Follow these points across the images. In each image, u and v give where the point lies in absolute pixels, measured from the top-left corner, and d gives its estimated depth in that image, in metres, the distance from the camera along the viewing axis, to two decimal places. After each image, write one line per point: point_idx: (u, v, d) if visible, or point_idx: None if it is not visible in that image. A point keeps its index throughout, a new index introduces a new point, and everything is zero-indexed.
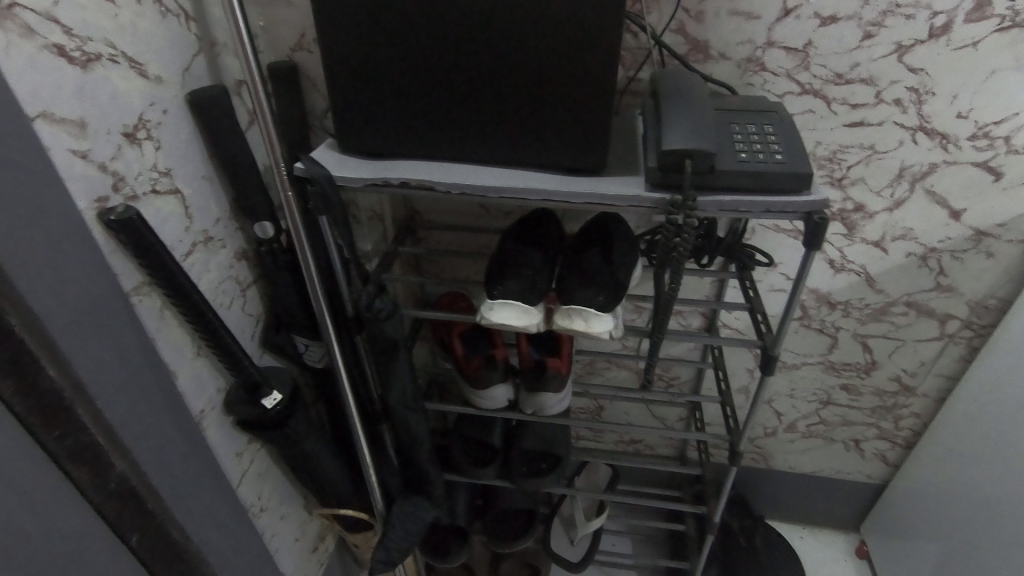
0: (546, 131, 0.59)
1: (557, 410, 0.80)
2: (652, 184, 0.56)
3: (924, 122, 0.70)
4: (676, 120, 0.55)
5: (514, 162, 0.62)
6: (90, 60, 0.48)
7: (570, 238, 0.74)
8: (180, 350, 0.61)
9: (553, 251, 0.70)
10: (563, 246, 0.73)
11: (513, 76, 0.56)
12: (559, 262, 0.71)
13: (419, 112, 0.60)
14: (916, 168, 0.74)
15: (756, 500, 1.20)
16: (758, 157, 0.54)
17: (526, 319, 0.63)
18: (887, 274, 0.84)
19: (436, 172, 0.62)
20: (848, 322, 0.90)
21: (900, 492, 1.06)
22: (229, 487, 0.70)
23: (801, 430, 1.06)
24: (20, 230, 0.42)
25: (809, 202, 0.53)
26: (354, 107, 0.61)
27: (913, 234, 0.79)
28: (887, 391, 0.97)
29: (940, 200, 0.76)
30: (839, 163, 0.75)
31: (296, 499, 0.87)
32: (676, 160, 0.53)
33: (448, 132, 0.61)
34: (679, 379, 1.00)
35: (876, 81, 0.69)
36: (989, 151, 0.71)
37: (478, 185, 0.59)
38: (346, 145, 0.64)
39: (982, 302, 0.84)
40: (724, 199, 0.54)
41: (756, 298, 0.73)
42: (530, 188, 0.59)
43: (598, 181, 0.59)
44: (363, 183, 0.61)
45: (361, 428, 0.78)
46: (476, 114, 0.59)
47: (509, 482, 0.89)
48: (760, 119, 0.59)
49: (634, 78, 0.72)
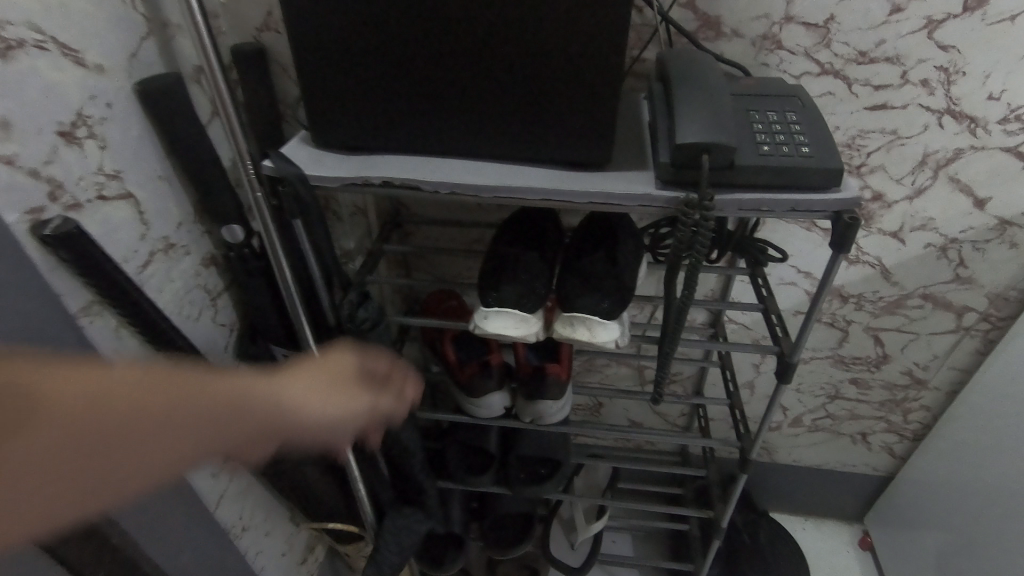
0: (545, 123, 0.53)
1: (556, 418, 0.75)
2: (663, 180, 0.51)
3: (953, 104, 0.65)
4: (691, 110, 0.49)
5: (509, 155, 0.56)
6: (11, 47, 0.40)
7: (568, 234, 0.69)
8: None
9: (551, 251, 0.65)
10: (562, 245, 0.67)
11: (508, 58, 0.50)
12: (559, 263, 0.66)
13: (401, 102, 0.54)
14: (941, 154, 0.68)
15: (758, 493, 1.17)
16: (783, 149, 0.48)
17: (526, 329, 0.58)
18: (902, 266, 0.79)
19: (422, 169, 0.56)
20: (860, 315, 0.86)
21: (906, 485, 1.04)
22: (205, 512, 0.65)
23: (807, 424, 1.03)
24: None
25: (839, 200, 0.47)
26: (329, 95, 0.54)
27: (934, 225, 0.74)
28: (898, 384, 0.93)
29: (965, 187, 0.71)
30: (859, 149, 0.69)
31: (282, 512, 0.83)
32: (692, 154, 0.48)
33: (435, 124, 0.55)
34: (681, 376, 0.95)
35: (902, 60, 0.63)
36: (1021, 135, 0.65)
37: (469, 183, 0.53)
38: (322, 139, 0.58)
39: (1002, 294, 0.79)
40: (745, 197, 0.48)
41: (769, 296, 0.68)
42: (526, 187, 0.53)
43: (603, 177, 0.54)
44: (341, 182, 0.55)
45: (347, 441, 0.74)
46: (465, 104, 0.53)
47: (507, 489, 0.84)
48: (782, 105, 0.53)
49: (639, 59, 0.65)
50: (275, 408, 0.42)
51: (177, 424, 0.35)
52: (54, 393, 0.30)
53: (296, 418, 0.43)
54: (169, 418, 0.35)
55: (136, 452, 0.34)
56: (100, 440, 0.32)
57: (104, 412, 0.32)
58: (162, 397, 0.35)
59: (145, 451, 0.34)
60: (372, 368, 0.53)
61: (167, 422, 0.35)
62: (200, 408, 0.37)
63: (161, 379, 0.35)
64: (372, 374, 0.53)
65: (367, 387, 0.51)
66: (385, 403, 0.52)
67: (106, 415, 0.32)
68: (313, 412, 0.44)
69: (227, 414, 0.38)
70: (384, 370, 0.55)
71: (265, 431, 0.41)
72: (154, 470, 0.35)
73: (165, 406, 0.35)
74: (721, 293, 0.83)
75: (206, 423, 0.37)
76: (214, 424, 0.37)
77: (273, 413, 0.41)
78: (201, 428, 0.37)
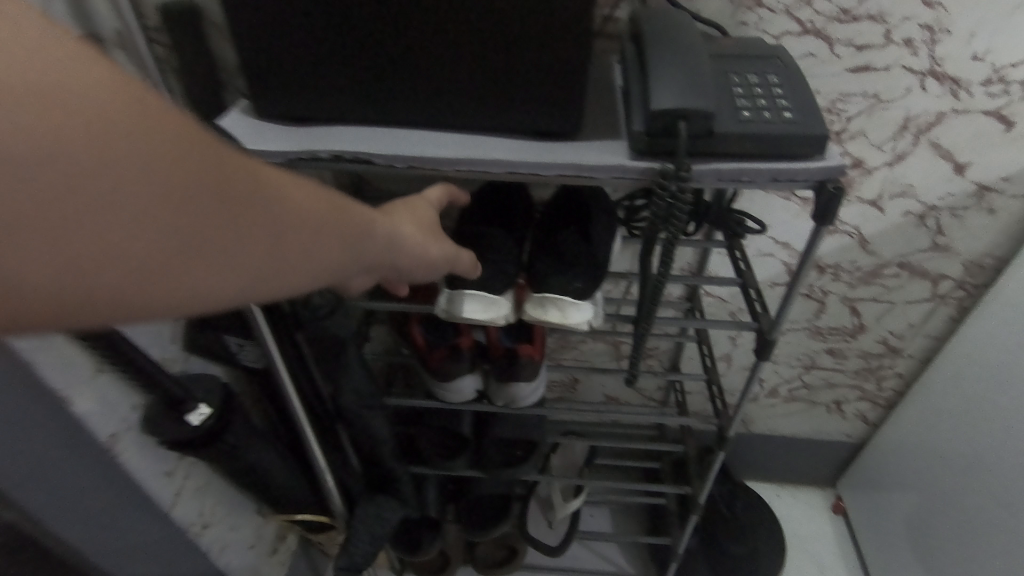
0: (509, 88, 0.48)
1: (530, 400, 0.73)
2: (637, 150, 0.47)
3: (936, 65, 0.62)
4: (666, 73, 0.45)
5: (472, 125, 0.52)
6: None
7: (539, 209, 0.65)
8: (74, 369, 0.50)
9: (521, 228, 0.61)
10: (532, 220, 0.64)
11: (467, 15, 0.45)
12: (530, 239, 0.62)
13: (349, 66, 0.49)
14: (922, 118, 0.66)
15: (735, 463, 1.18)
16: (765, 115, 0.45)
17: (495, 313, 0.55)
18: (881, 235, 0.77)
19: (376, 141, 0.51)
20: (837, 286, 0.84)
21: (878, 451, 1.05)
22: (158, 511, 0.61)
23: (783, 394, 1.03)
24: None
25: (822, 169, 0.44)
26: (270, 60, 0.49)
27: (913, 192, 0.72)
28: (873, 353, 0.93)
29: (946, 152, 0.68)
30: (839, 114, 0.66)
31: (247, 505, 0.79)
32: (668, 121, 0.44)
33: (388, 90, 0.50)
34: (658, 351, 0.94)
35: (886, 18, 0.59)
36: (1003, 97, 0.63)
37: (429, 156, 0.49)
38: (264, 109, 0.52)
39: (978, 261, 0.78)
40: (724, 167, 0.45)
41: (747, 270, 0.66)
42: (490, 159, 0.49)
43: (574, 148, 0.50)
44: (287, 156, 0.50)
45: (311, 432, 0.70)
46: (421, 68, 0.48)
47: (482, 473, 0.82)
48: (762, 66, 0.49)
49: (611, 18, 0.61)
50: (373, 232, 0.37)
51: (297, 228, 0.31)
52: (176, 153, 0.26)
53: (387, 244, 0.39)
54: (287, 220, 0.30)
55: (255, 238, 0.29)
56: (223, 216, 0.27)
57: (233, 193, 0.28)
58: (279, 188, 0.30)
59: (267, 247, 0.30)
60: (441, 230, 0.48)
61: (286, 220, 0.30)
62: (310, 210, 0.32)
63: (278, 177, 0.31)
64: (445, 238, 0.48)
65: (441, 243, 0.47)
66: (443, 264, 0.47)
67: (229, 194, 0.28)
68: (396, 248, 0.40)
69: (333, 229, 0.33)
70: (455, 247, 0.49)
71: (365, 255, 0.36)
72: (279, 271, 0.31)
73: (284, 196, 0.30)
74: (698, 267, 0.80)
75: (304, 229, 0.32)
76: (325, 229, 0.33)
77: (370, 237, 0.36)
78: (314, 238, 0.32)
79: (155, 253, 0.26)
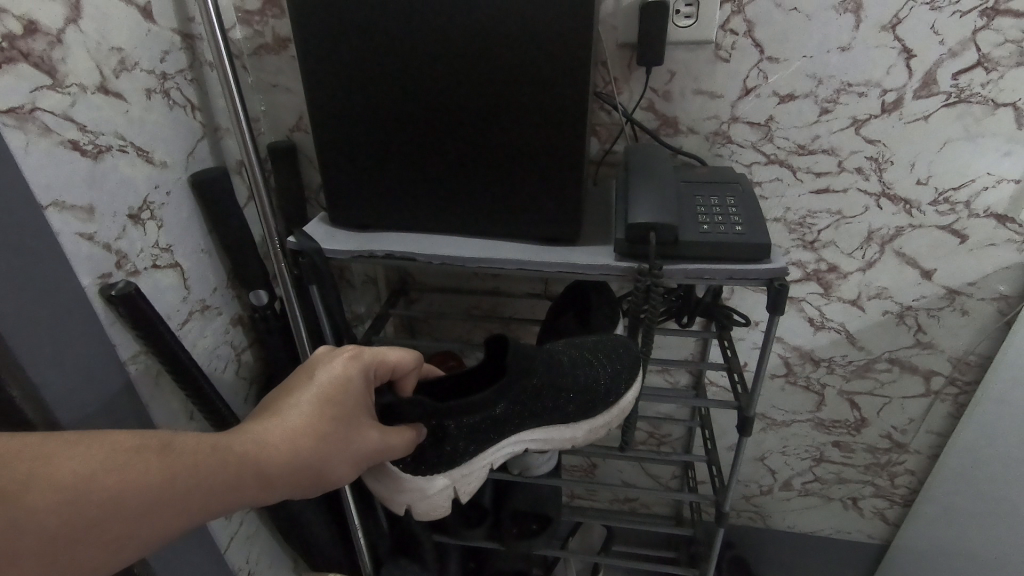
0: (522, 206, 0.63)
1: (543, 470, 0.86)
2: (620, 253, 0.60)
3: (887, 188, 0.74)
4: (642, 194, 0.59)
5: (495, 233, 0.66)
6: (101, 151, 0.52)
7: (586, 400, 0.65)
8: (175, 416, 0.63)
9: (495, 420, 0.60)
10: (561, 411, 0.64)
11: (493, 154, 0.61)
12: (546, 429, 0.65)
13: (401, 189, 0.65)
14: (884, 231, 0.77)
15: (755, 562, 1.17)
16: (720, 228, 0.58)
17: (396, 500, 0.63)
18: (866, 332, 0.85)
19: (419, 244, 0.66)
20: (833, 378, 0.91)
21: (900, 555, 1.03)
22: (216, 553, 0.71)
23: (797, 488, 1.05)
24: (34, 296, 0.46)
25: (769, 269, 0.55)
26: (344, 184, 0.66)
27: (888, 293, 0.81)
28: (879, 448, 0.97)
29: (911, 260, 0.78)
30: (811, 227, 0.78)
31: (284, 559, 0.88)
32: (642, 233, 0.57)
33: (430, 208, 0.66)
34: (669, 437, 1.01)
35: (837, 151, 0.72)
36: (951, 215, 0.74)
37: (460, 255, 0.64)
38: (336, 219, 0.69)
39: (963, 359, 0.85)
40: (689, 268, 0.57)
41: (734, 359, 0.75)
42: (506, 258, 0.63)
43: (572, 251, 0.63)
44: (350, 254, 0.66)
45: (349, 492, 0.80)
46: (456, 190, 0.64)
47: (500, 545, 0.88)
48: (725, 190, 0.63)
49: (610, 150, 0.77)
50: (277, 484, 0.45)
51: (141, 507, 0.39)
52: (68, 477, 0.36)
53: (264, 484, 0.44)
54: (124, 502, 0.38)
55: (77, 533, 0.37)
56: (50, 521, 0.36)
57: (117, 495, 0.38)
58: (124, 472, 0.38)
59: (99, 544, 0.38)
60: (365, 432, 0.50)
61: (115, 500, 0.38)
62: (153, 483, 0.39)
63: (117, 464, 0.38)
64: (365, 442, 0.50)
65: (352, 455, 0.49)
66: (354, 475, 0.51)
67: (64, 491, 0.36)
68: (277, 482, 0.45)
69: (178, 497, 0.40)
70: (374, 444, 0.51)
71: (227, 506, 0.43)
72: (119, 546, 0.38)
73: (113, 490, 0.38)
74: (699, 356, 0.90)
75: (191, 494, 0.41)
76: (202, 497, 0.41)
77: (233, 493, 0.43)
78: (145, 517, 0.39)
79: (72, 536, 0.37)
